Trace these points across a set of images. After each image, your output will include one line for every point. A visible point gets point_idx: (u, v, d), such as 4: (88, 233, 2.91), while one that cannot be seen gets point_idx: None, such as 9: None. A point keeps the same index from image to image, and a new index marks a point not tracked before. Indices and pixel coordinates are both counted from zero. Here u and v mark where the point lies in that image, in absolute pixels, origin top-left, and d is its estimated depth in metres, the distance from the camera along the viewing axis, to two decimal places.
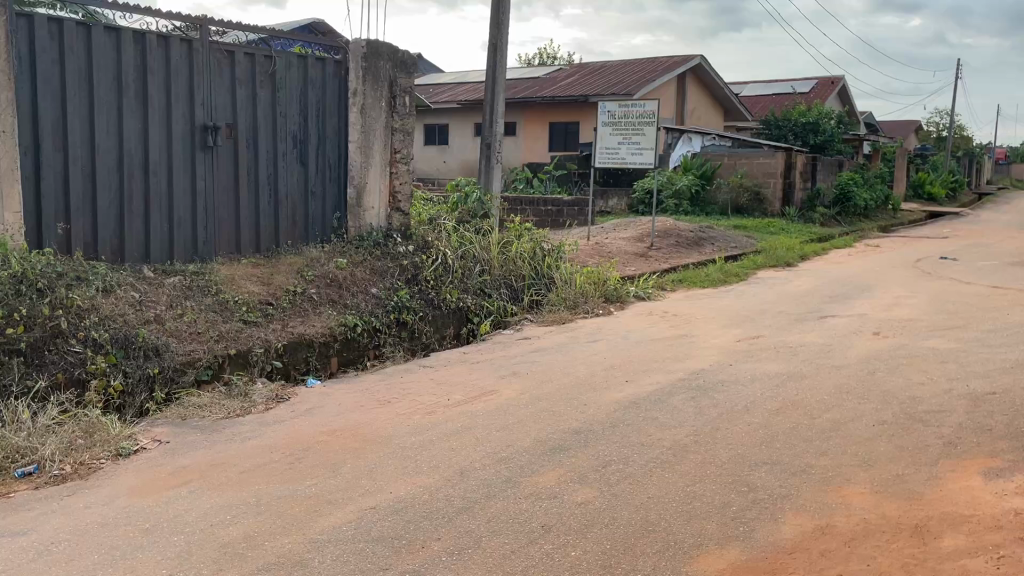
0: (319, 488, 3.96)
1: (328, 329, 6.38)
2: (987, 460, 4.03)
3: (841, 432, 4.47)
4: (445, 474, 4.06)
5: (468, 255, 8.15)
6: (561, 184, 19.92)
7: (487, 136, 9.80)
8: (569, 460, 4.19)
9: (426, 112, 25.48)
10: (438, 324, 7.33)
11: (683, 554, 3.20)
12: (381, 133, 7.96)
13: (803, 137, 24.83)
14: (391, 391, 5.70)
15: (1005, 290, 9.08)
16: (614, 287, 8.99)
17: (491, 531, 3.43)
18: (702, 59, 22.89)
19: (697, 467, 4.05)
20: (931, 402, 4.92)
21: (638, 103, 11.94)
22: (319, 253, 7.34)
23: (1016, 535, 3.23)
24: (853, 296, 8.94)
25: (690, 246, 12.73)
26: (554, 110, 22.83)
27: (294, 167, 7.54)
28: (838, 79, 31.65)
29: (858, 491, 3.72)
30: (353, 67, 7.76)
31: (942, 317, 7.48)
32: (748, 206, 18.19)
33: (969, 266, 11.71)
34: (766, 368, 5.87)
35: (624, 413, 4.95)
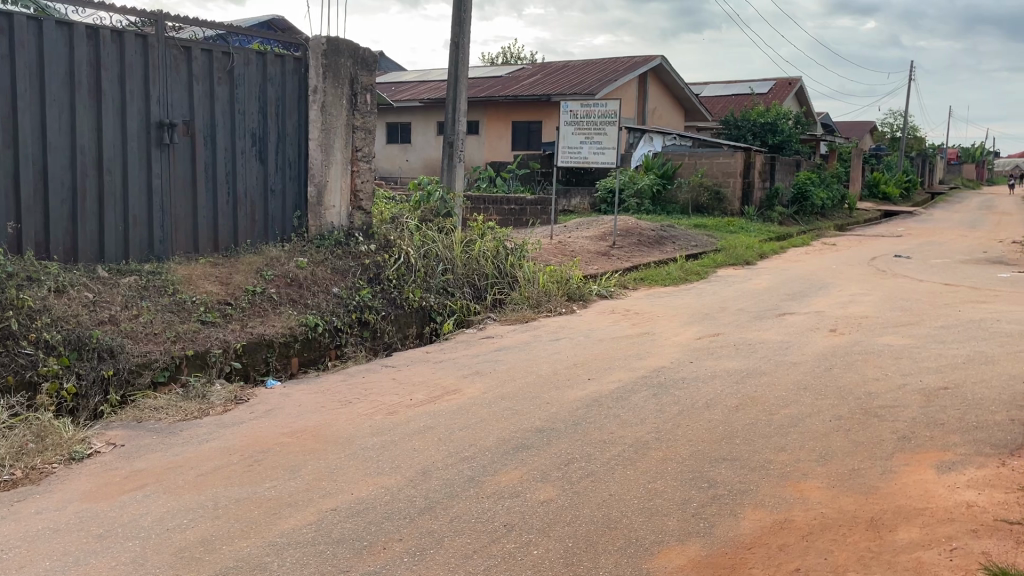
0: (279, 491, 3.91)
1: (288, 328, 6.30)
2: (940, 453, 4.12)
3: (799, 428, 4.54)
4: (407, 474, 4.04)
5: (431, 254, 8.10)
6: (524, 183, 19.93)
7: (449, 135, 9.78)
8: (532, 459, 4.19)
9: (388, 110, 25.35)
10: (400, 323, 7.28)
11: (645, 551, 3.22)
12: (342, 131, 7.91)
13: (762, 137, 25.17)
14: (352, 391, 5.65)
15: (955, 288, 9.30)
16: (577, 286, 9.04)
17: (453, 531, 3.41)
18: (662, 60, 23.08)
19: (659, 465, 4.08)
20: (886, 397, 5.02)
21: (600, 103, 12.01)
22: (279, 252, 7.26)
23: (968, 527, 3.30)
24: (810, 294, 9.09)
25: (652, 245, 12.83)
26: (516, 109, 22.86)
27: (253, 165, 7.44)
28: (795, 79, 32.17)
29: (815, 486, 3.77)
30: (313, 65, 7.70)
31: (896, 314, 7.64)
32: (708, 205, 18.40)
33: (921, 264, 11.97)
34: (726, 366, 5.92)
35: (586, 411, 4.97)
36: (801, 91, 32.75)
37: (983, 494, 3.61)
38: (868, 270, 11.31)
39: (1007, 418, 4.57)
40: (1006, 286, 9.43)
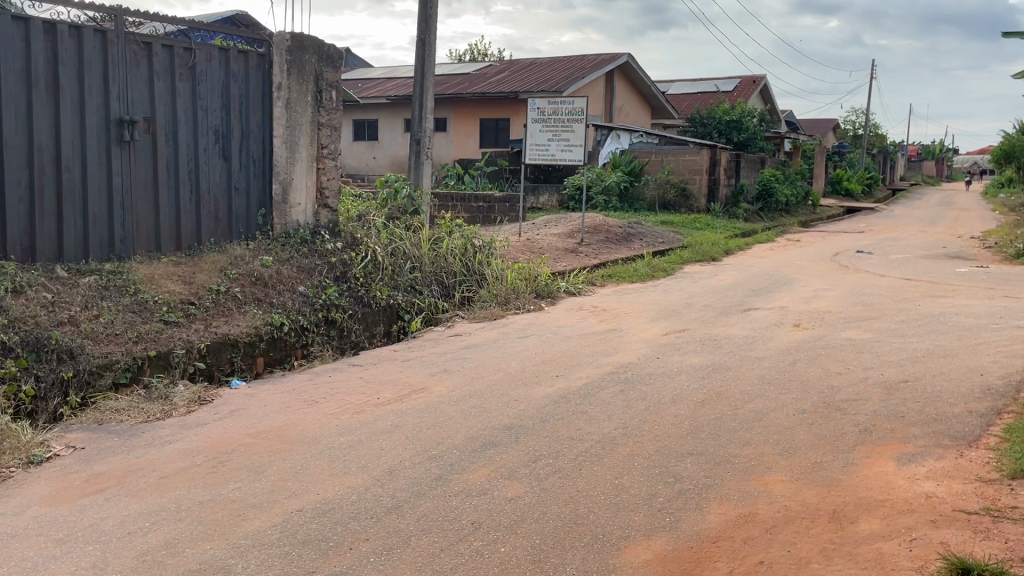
0: (243, 492, 3.87)
1: (252, 328, 6.22)
2: (900, 445, 4.19)
3: (763, 422, 4.59)
4: (374, 474, 4.01)
5: (398, 252, 8.07)
6: (492, 180, 19.90)
7: (416, 132, 9.73)
8: (499, 456, 4.19)
9: (355, 107, 25.17)
10: (367, 321, 7.24)
11: (611, 546, 3.23)
12: (307, 128, 7.84)
13: (727, 134, 25.39)
14: (318, 390, 5.61)
15: (916, 282, 9.47)
16: (545, 283, 9.06)
17: (420, 530, 3.40)
18: (629, 57, 23.17)
19: (625, 461, 4.10)
20: (848, 391, 5.10)
21: (567, 100, 12.03)
22: (243, 251, 7.17)
23: (927, 518, 3.36)
24: (774, 289, 9.20)
25: (619, 242, 12.89)
26: (484, 106, 22.84)
27: (216, 162, 7.33)
28: (759, 78, 32.53)
29: (779, 479, 3.82)
30: (277, 61, 7.62)
31: (858, 309, 7.77)
32: (674, 202, 18.53)
33: (882, 259, 12.17)
34: (692, 361, 5.98)
35: (553, 407, 4.98)
36: (766, 89, 33.13)
37: (941, 485, 3.68)
38: (831, 265, 11.47)
39: (965, 410, 4.66)
40: (964, 280, 9.62)
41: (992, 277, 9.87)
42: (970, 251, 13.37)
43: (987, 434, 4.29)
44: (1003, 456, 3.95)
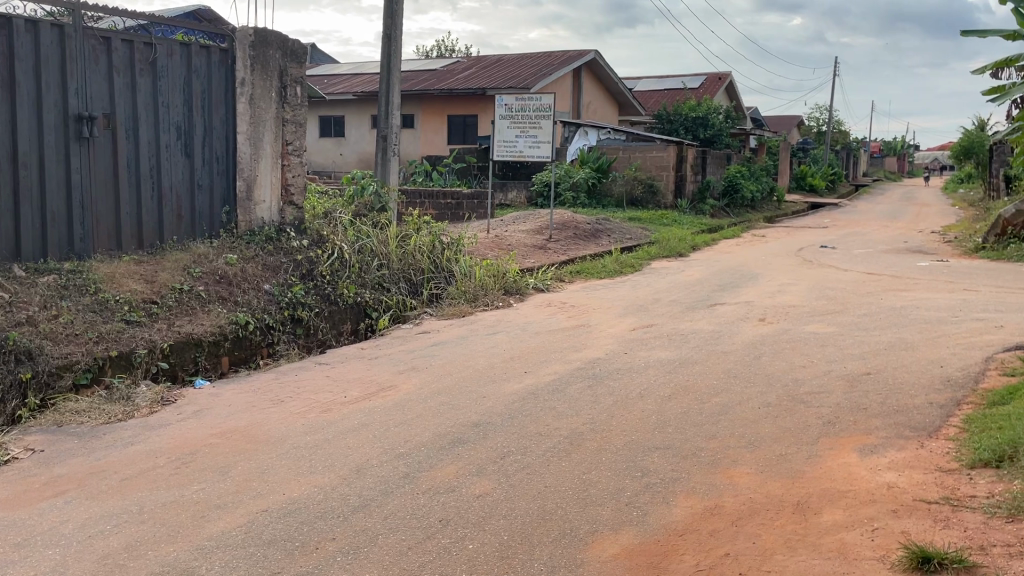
0: (208, 493, 3.81)
1: (217, 327, 6.14)
2: (863, 437, 4.25)
3: (729, 415, 4.64)
4: (340, 473, 3.98)
5: (365, 249, 8.01)
6: (460, 177, 19.82)
7: (383, 128, 9.65)
8: (467, 453, 4.18)
9: (320, 103, 24.96)
10: (334, 319, 7.18)
11: (579, 541, 3.24)
12: (272, 124, 7.76)
13: (694, 131, 25.56)
14: (285, 389, 5.55)
15: (878, 277, 9.62)
16: (513, 279, 9.05)
17: (387, 528, 3.38)
18: (596, 54, 23.21)
19: (593, 456, 4.11)
20: (812, 384, 5.16)
21: (535, 97, 12.02)
22: (207, 249, 7.07)
23: (889, 508, 3.41)
24: (741, 284, 9.29)
25: (587, 239, 12.93)
26: (451, 102, 22.77)
27: (178, 159, 7.22)
28: (725, 75, 32.82)
29: (745, 472, 3.86)
30: (240, 57, 7.52)
31: (822, 303, 7.87)
32: (642, 198, 18.63)
33: (845, 254, 12.34)
34: (660, 356, 6.02)
35: (522, 404, 4.97)
36: (731, 86, 33.44)
37: (902, 475, 3.74)
38: (795, 260, 11.60)
39: (926, 402, 4.74)
40: (925, 274, 9.80)
41: (952, 271, 10.05)
42: (930, 245, 13.61)
43: (947, 425, 4.37)
44: (962, 446, 4.02)
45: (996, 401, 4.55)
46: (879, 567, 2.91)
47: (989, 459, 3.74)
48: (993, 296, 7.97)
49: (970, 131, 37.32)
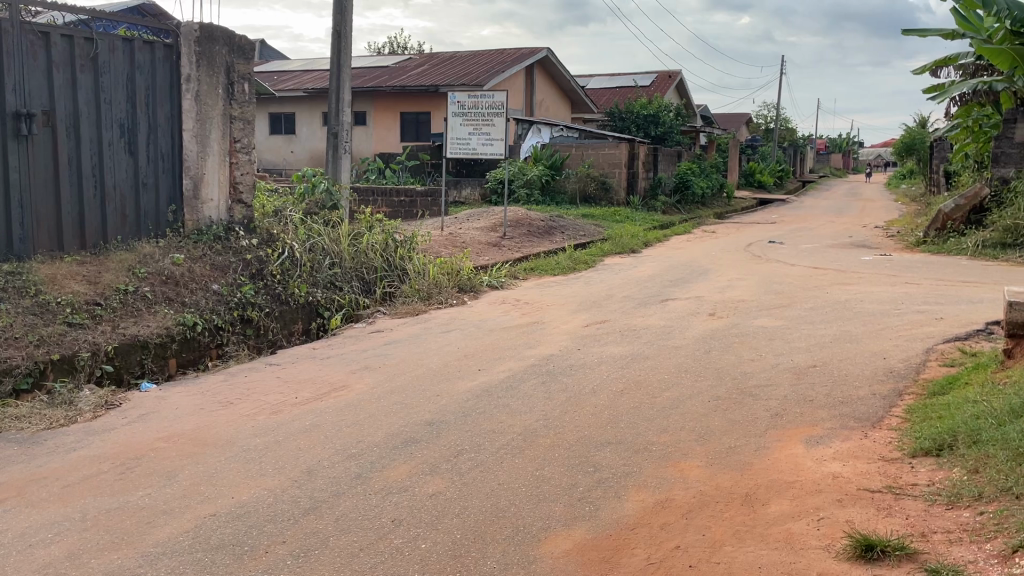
0: (154, 498, 3.73)
1: (163, 328, 6.02)
2: (810, 428, 4.34)
3: (680, 409, 4.69)
4: (291, 475, 3.93)
5: (316, 248, 7.92)
6: (414, 175, 19.69)
7: (333, 125, 9.54)
8: (420, 452, 4.16)
9: (270, 100, 24.59)
10: (285, 320, 7.08)
11: (532, 538, 3.25)
12: (219, 122, 7.63)
13: (645, 128, 25.79)
14: (234, 391, 5.46)
15: (824, 271, 9.83)
16: (467, 277, 9.04)
17: (339, 530, 3.35)
18: (549, 52, 23.27)
19: (545, 452, 4.12)
20: (760, 377, 5.25)
21: (487, 94, 12.01)
22: (152, 249, 6.90)
23: (834, 497, 3.49)
24: (691, 280, 9.40)
25: (541, 236, 12.96)
26: (403, 100, 22.64)
27: (122, 157, 7.04)
28: (675, 74, 33.19)
29: (695, 465, 3.91)
30: (185, 52, 7.38)
31: (770, 297, 8.01)
32: (595, 195, 18.77)
33: (793, 249, 12.58)
34: (612, 352, 6.06)
35: (475, 402, 4.97)
36: (681, 84, 33.84)
37: (847, 466, 3.83)
38: (744, 256, 11.79)
39: (869, 393, 4.86)
40: (868, 268, 10.05)
41: (893, 265, 10.32)
42: (873, 240, 13.96)
43: (890, 415, 4.49)
44: (903, 436, 4.12)
45: (936, 391, 4.68)
46: (825, 556, 2.97)
47: (930, 447, 3.84)
48: (933, 288, 8.21)
49: (911, 129, 38.41)
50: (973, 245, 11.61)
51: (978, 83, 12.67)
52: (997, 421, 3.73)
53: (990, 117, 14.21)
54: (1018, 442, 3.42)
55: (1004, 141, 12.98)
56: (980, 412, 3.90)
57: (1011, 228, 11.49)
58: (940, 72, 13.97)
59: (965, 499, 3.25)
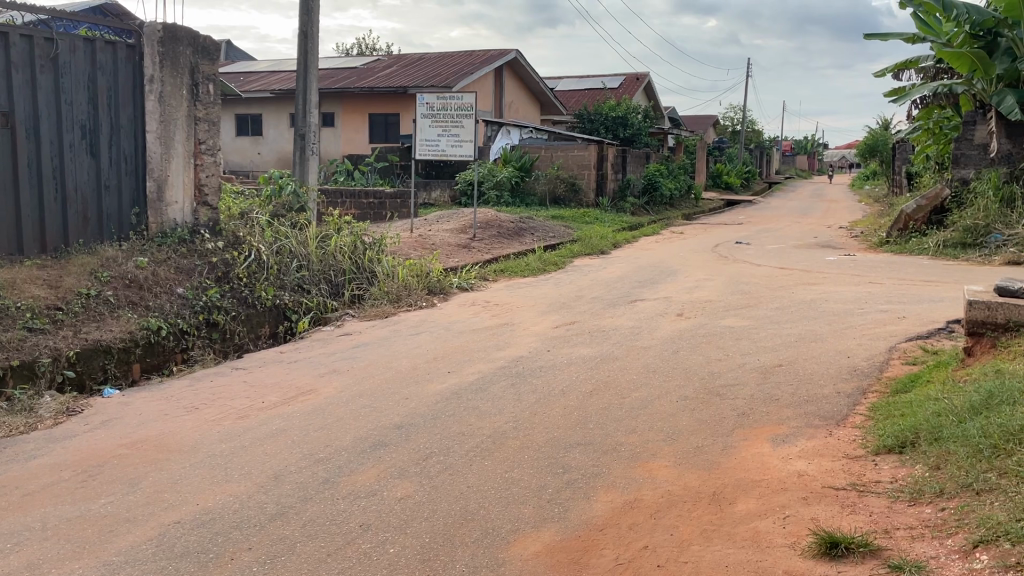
0: (116, 506, 3.67)
1: (127, 333, 5.92)
2: (776, 427, 4.39)
3: (648, 409, 4.72)
4: (257, 480, 3.89)
5: (284, 251, 7.85)
6: (383, 176, 19.58)
7: (300, 127, 9.46)
8: (389, 455, 4.14)
9: (236, 101, 24.33)
10: (251, 323, 7.01)
11: (501, 540, 3.24)
12: (183, 123, 7.53)
13: (614, 130, 25.93)
14: (199, 396, 5.39)
15: (790, 271, 9.94)
16: (437, 278, 9.01)
17: (306, 535, 3.32)
18: (518, 53, 23.28)
19: (514, 454, 4.12)
20: (727, 376, 5.30)
21: (456, 95, 11.99)
22: (115, 252, 6.78)
23: (799, 495, 3.53)
24: (659, 281, 9.46)
25: (511, 237, 12.97)
26: (372, 101, 22.52)
27: (83, 159, 6.91)
28: (643, 75, 33.36)
29: (663, 465, 3.93)
30: (148, 52, 7.26)
31: (738, 297, 8.09)
32: (564, 197, 18.83)
33: (759, 250, 12.72)
34: (582, 353, 6.08)
35: (444, 404, 4.95)
36: (649, 86, 34.03)
37: (812, 463, 3.87)
38: (712, 256, 11.90)
39: (834, 391, 4.92)
40: (833, 267, 10.19)
41: (857, 265, 10.46)
42: (839, 240, 14.15)
43: (854, 413, 4.55)
44: (867, 433, 4.18)
45: (899, 389, 4.75)
46: (790, 554, 3.00)
47: (893, 445, 3.90)
48: (896, 287, 8.34)
49: (874, 130, 39.07)
50: (935, 244, 11.84)
51: (939, 86, 12.97)
52: (957, 419, 3.80)
53: (951, 119, 14.51)
54: (977, 438, 3.49)
55: (963, 143, 13.06)
56: (941, 409, 3.97)
57: (971, 228, 11.69)
58: (901, 75, 14.24)
59: (927, 496, 3.30)
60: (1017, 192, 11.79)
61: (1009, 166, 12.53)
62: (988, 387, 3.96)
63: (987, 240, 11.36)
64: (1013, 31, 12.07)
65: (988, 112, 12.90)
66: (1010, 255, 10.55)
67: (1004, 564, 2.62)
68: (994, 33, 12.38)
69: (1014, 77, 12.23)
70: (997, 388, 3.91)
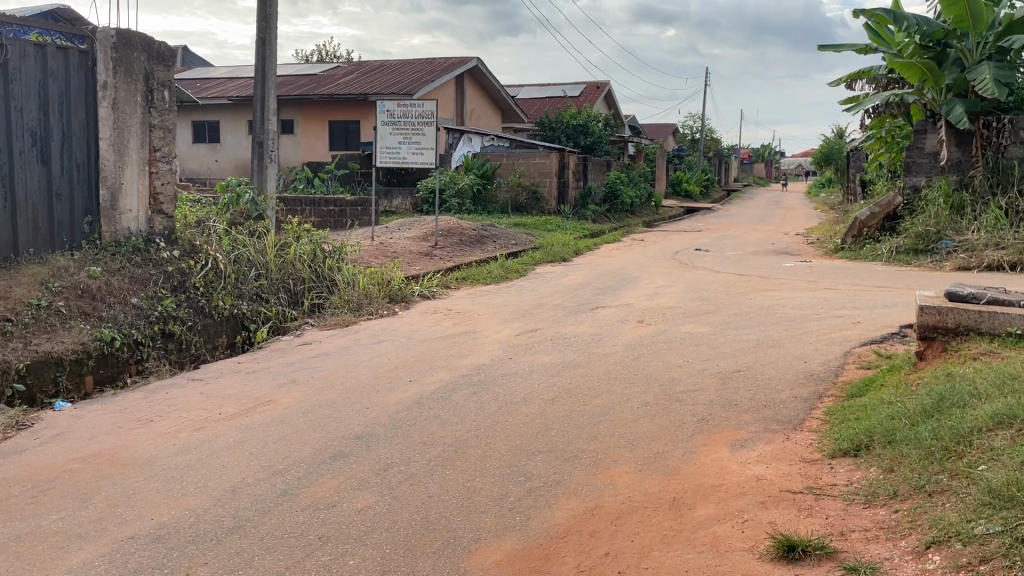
0: (67, 522, 3.58)
1: (80, 344, 5.79)
2: (734, 432, 4.43)
3: (610, 416, 4.73)
4: (214, 493, 3.82)
5: (241, 259, 7.74)
6: (343, 184, 19.43)
7: (259, 134, 9.34)
8: (349, 466, 4.10)
9: (193, 108, 23.99)
10: (208, 333, 6.90)
11: (462, 550, 3.22)
12: (137, 130, 7.40)
13: (575, 138, 26.12)
14: (154, 408, 5.29)
15: (748, 278, 10.07)
16: (398, 286, 8.97)
17: (264, 549, 3.26)
18: (478, 62, 23.31)
19: (476, 463, 4.10)
20: (687, 382, 5.34)
21: (416, 103, 11.96)
22: (67, 262, 6.61)
23: (757, 500, 3.56)
24: (620, 288, 9.52)
25: (473, 245, 12.95)
26: (332, 108, 22.36)
27: (34, 167, 6.75)
28: (604, 84, 33.61)
29: (623, 471, 3.95)
30: (101, 58, 7.13)
31: (697, 304, 8.18)
32: (526, 204, 18.85)
33: (718, 256, 12.88)
34: (544, 360, 6.09)
35: (406, 413, 4.92)
36: (610, 94, 34.29)
37: (770, 468, 3.92)
38: (672, 263, 12.00)
39: (791, 396, 4.99)
40: (790, 274, 10.34)
41: (813, 271, 10.64)
42: (795, 247, 14.37)
43: (811, 417, 4.62)
44: (823, 437, 4.25)
45: (854, 393, 4.85)
46: (749, 558, 3.03)
47: (847, 448, 3.96)
48: (851, 293, 8.50)
49: (829, 139, 39.85)
50: (888, 251, 12.11)
51: (891, 96, 13.29)
52: (910, 422, 3.87)
53: (903, 128, 14.84)
54: (930, 440, 3.56)
55: (914, 151, 13.28)
56: (895, 413, 4.05)
57: (923, 235, 11.93)
58: (855, 85, 14.56)
59: (881, 498, 3.36)
60: (966, 199, 12.11)
61: (959, 174, 12.84)
62: (940, 391, 4.05)
63: (938, 246, 11.63)
64: (962, 42, 12.40)
65: (938, 121, 13.13)
66: (960, 260, 10.82)
67: (955, 565, 2.67)
68: (944, 44, 12.72)
69: (962, 87, 12.63)
70: (947, 391, 4.00)
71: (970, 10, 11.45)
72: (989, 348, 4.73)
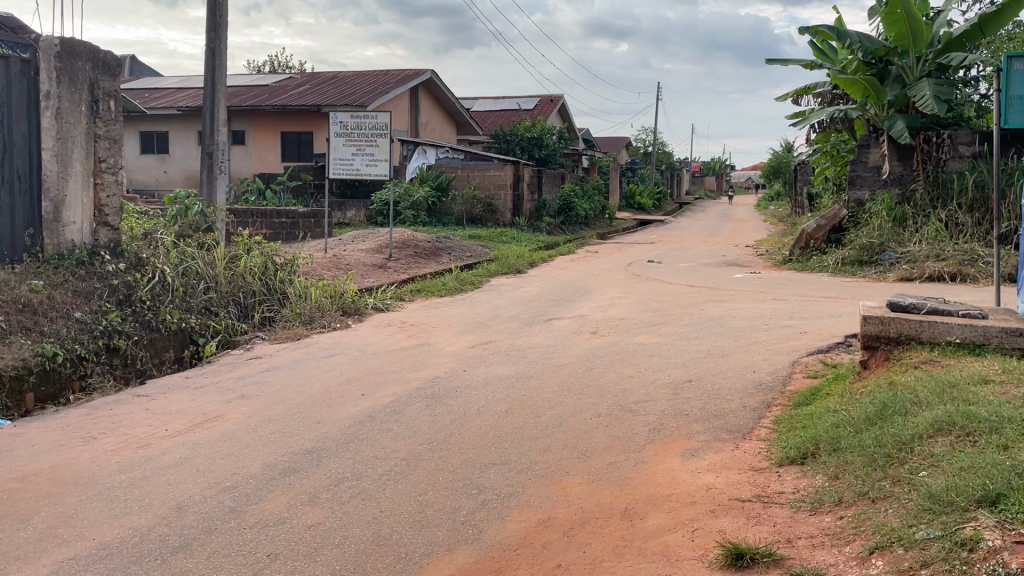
0: (4, 543, 3.47)
1: (21, 360, 5.61)
2: (684, 442, 4.48)
3: (563, 428, 4.75)
4: (160, 512, 3.73)
5: (190, 272, 7.62)
6: (296, 196, 19.21)
7: (208, 145, 9.20)
8: (299, 482, 4.04)
9: (140, 118, 23.57)
10: (155, 348, 6.75)
11: (414, 564, 3.20)
12: (82, 139, 7.21)
13: (529, 150, 26.28)
14: (98, 425, 5.16)
15: (698, 289, 10.19)
16: (352, 299, 8.89)
17: (211, 567, 3.20)
18: (432, 74, 23.29)
19: (429, 476, 4.08)
20: (639, 393, 5.39)
21: (371, 114, 11.90)
22: (7, 275, 6.40)
23: (707, 508, 3.60)
24: (574, 300, 9.57)
25: (428, 257, 12.91)
26: (284, 119, 22.14)
27: None
28: (558, 98, 33.89)
29: (576, 482, 3.96)
30: (44, 67, 6.97)
31: (649, 315, 8.26)
32: (481, 216, 18.86)
33: (670, 268, 13.04)
34: (497, 372, 6.08)
35: (358, 427, 4.87)
36: (563, 107, 34.57)
37: (719, 476, 3.97)
38: (624, 275, 12.10)
39: (740, 405, 5.06)
40: (739, 285, 10.50)
41: (763, 282, 10.83)
42: (745, 258, 14.61)
43: (759, 426, 4.69)
44: (772, 445, 4.32)
45: (801, 402, 4.94)
46: (698, 567, 3.05)
47: (795, 456, 4.04)
48: (798, 304, 8.67)
49: (778, 154, 40.67)
50: (834, 261, 12.37)
51: (836, 111, 13.69)
52: (854, 429, 3.96)
53: (847, 142, 15.29)
54: (873, 447, 3.64)
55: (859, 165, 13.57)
56: (839, 421, 4.13)
57: (867, 246, 12.21)
58: (802, 100, 14.92)
59: (827, 505, 3.43)
60: (908, 211, 12.49)
61: (901, 187, 13.20)
62: (882, 398, 4.15)
63: (882, 257, 11.92)
64: (903, 59, 12.76)
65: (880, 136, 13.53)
66: (903, 271, 11.12)
67: (897, 569, 2.74)
68: (885, 61, 13.08)
69: (903, 103, 13.00)
70: (889, 399, 4.10)
71: (909, 26, 11.81)
72: (930, 357, 4.86)
